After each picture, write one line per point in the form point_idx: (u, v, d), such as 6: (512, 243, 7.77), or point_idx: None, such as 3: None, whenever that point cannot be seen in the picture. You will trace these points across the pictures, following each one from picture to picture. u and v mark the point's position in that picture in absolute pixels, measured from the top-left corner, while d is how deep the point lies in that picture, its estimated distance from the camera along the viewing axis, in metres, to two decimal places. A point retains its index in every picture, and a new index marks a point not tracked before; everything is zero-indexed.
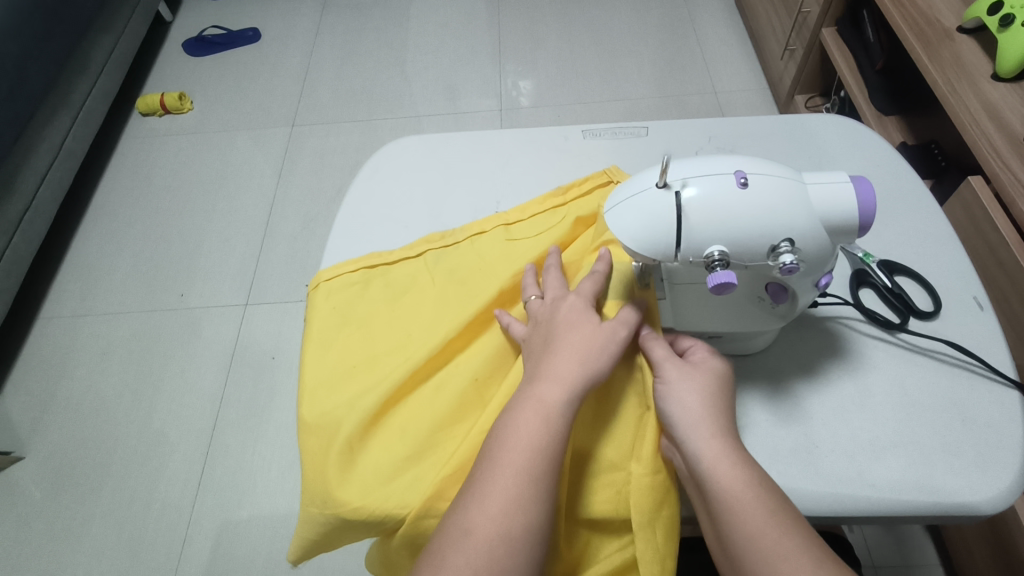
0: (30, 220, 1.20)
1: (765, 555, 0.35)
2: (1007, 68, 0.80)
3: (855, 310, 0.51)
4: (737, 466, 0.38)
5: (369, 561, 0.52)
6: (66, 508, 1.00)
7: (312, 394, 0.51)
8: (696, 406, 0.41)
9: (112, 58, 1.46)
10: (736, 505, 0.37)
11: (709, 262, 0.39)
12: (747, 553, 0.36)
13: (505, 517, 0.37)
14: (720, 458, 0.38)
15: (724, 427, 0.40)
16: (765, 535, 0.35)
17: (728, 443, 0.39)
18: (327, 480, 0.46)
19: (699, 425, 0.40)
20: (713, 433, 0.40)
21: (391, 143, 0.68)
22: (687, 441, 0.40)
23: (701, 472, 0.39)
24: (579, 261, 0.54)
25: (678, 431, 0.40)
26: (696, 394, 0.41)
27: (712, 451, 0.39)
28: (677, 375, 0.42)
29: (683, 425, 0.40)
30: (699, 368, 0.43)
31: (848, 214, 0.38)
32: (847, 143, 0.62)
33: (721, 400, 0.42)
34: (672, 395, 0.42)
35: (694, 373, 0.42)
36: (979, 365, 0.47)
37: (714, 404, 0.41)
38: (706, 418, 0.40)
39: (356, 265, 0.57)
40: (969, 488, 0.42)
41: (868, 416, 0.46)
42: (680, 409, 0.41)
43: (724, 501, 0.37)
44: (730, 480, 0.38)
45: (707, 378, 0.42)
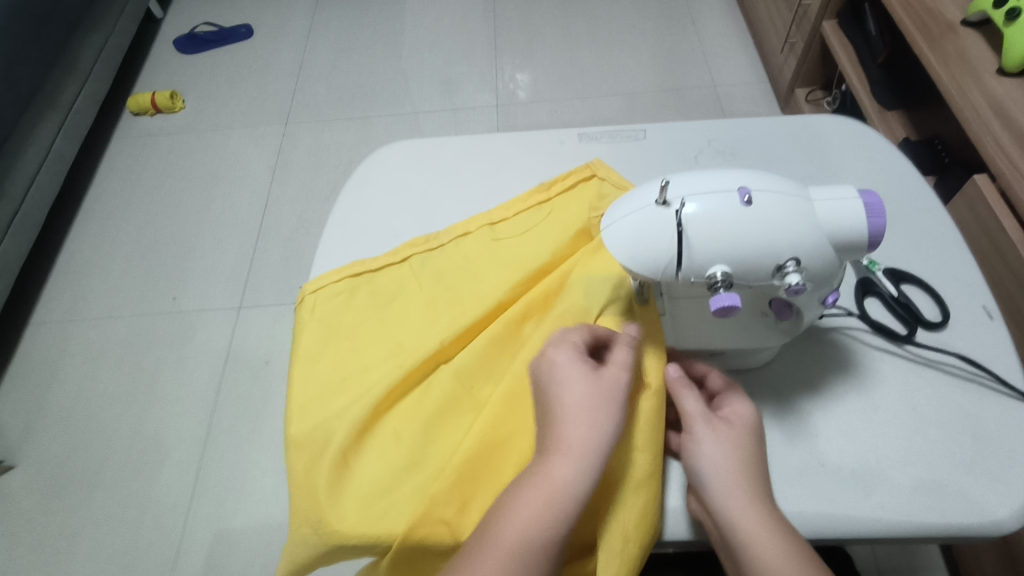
0: (20, 224, 1.18)
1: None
2: (1014, 62, 0.78)
3: (860, 321, 0.49)
4: (772, 538, 0.35)
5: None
6: (60, 517, 0.99)
7: (301, 408, 0.49)
8: (726, 466, 0.38)
9: (102, 56, 1.44)
10: None
11: (712, 283, 0.37)
12: None
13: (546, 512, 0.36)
14: (755, 529, 0.36)
15: (756, 491, 0.38)
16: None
17: (765, 514, 0.36)
18: (318, 501, 0.44)
19: (731, 488, 0.37)
20: (747, 497, 0.37)
21: (380, 149, 0.66)
22: (716, 507, 0.37)
23: (736, 542, 0.36)
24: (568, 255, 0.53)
25: (709, 496, 0.38)
26: (727, 455, 0.38)
27: (747, 520, 0.36)
28: (706, 433, 0.39)
29: (717, 491, 0.38)
30: (732, 424, 0.40)
31: (856, 231, 0.37)
32: (851, 145, 0.60)
33: (753, 461, 0.39)
34: (703, 456, 0.39)
35: (729, 432, 0.39)
36: (988, 377, 0.46)
37: (747, 467, 0.38)
38: (738, 480, 0.38)
39: (340, 275, 0.55)
40: (979, 508, 0.41)
41: (875, 432, 0.44)
42: (709, 471, 0.38)
43: None
44: (767, 553, 0.35)
45: (739, 432, 0.40)
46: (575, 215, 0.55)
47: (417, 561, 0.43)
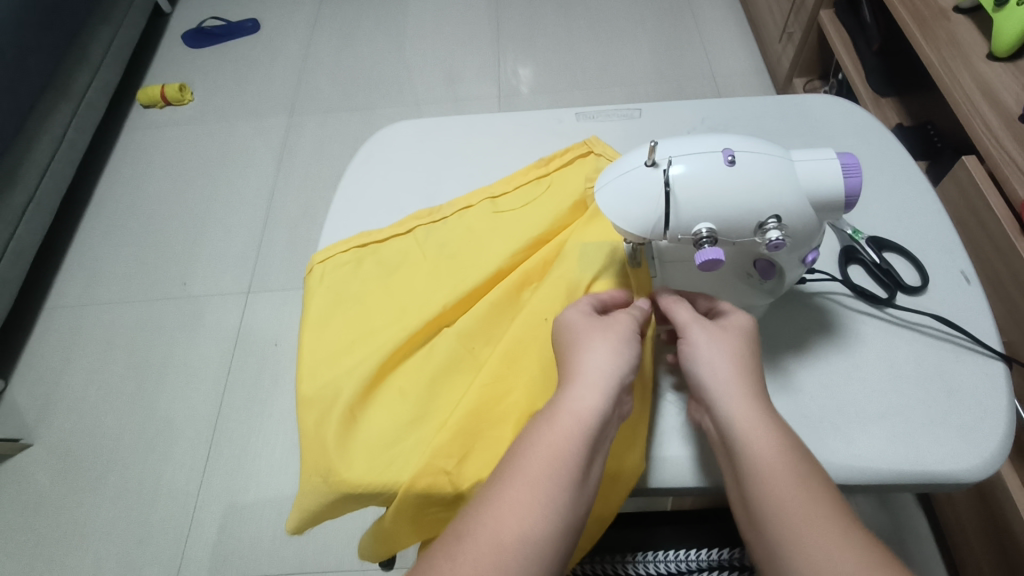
0: (33, 211, 1.21)
1: (793, 523, 0.34)
2: (1002, 48, 0.80)
3: (843, 286, 0.51)
4: (771, 434, 0.37)
5: (361, 545, 0.52)
6: (75, 494, 1.02)
7: (311, 368, 0.51)
8: (726, 369, 0.39)
9: (112, 50, 1.47)
10: (766, 473, 0.36)
11: (698, 239, 0.39)
12: (774, 531, 0.34)
13: (573, 440, 0.36)
14: (754, 425, 0.37)
15: (755, 391, 0.39)
16: (795, 502, 0.34)
17: (762, 409, 0.38)
18: (327, 453, 0.46)
19: (730, 389, 0.39)
20: (746, 395, 0.38)
21: (385, 128, 0.68)
22: (718, 406, 0.39)
23: (733, 435, 0.38)
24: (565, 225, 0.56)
25: (710, 396, 0.39)
26: (727, 358, 0.40)
27: (745, 417, 0.38)
28: (706, 338, 0.41)
29: (716, 391, 0.39)
30: (729, 331, 0.42)
31: (834, 190, 0.39)
32: (839, 122, 0.62)
33: (750, 362, 0.40)
34: (702, 359, 0.40)
35: (725, 335, 0.41)
36: (967, 339, 0.48)
37: (743, 368, 0.40)
38: (737, 381, 0.39)
39: (347, 246, 0.58)
40: (953, 458, 0.43)
41: (854, 388, 0.46)
42: (710, 372, 0.40)
43: (755, 470, 0.36)
44: (763, 447, 0.36)
45: (736, 339, 0.41)
46: (572, 188, 0.57)
47: (419, 512, 0.45)
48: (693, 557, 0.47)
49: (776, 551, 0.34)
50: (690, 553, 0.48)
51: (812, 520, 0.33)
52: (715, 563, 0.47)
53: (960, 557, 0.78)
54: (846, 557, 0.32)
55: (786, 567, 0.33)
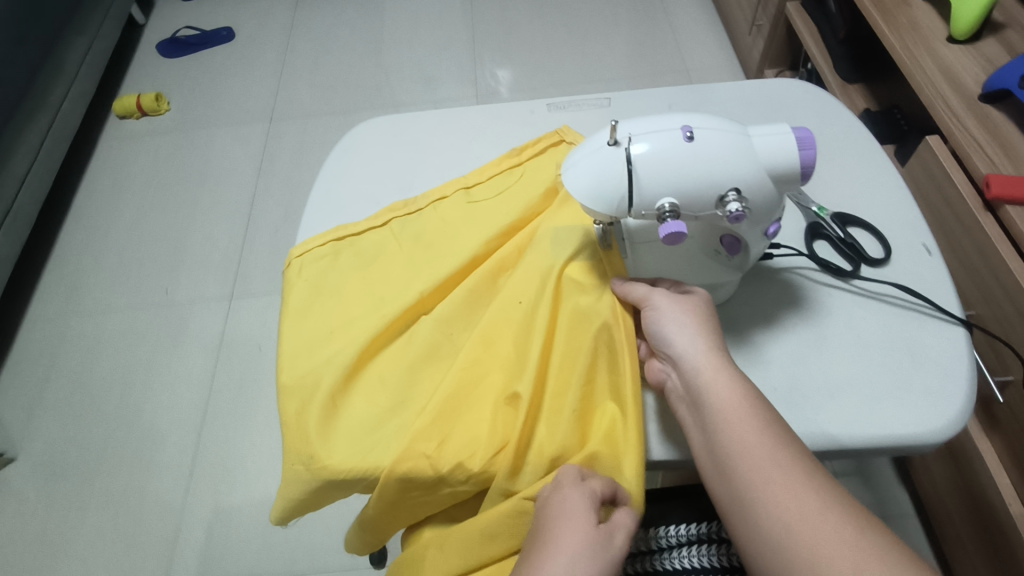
0: (10, 224, 1.21)
1: (755, 465, 0.36)
2: (961, 30, 0.82)
3: (809, 261, 0.53)
4: (733, 385, 0.39)
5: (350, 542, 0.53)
6: (60, 506, 1.01)
7: (292, 358, 0.52)
8: (692, 329, 0.42)
9: (87, 60, 1.47)
10: (728, 416, 0.38)
11: (661, 214, 0.40)
12: (738, 468, 0.37)
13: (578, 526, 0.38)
14: (717, 375, 0.40)
15: (718, 344, 0.42)
16: (757, 445, 0.37)
17: (726, 363, 0.41)
18: (310, 440, 0.47)
19: (696, 346, 0.41)
20: (710, 352, 0.41)
21: (360, 125, 0.69)
22: (685, 362, 0.41)
23: (698, 389, 0.40)
24: (539, 211, 0.56)
25: (678, 354, 0.42)
26: (691, 319, 0.43)
27: (709, 370, 0.40)
28: (669, 301, 0.44)
29: (684, 352, 0.42)
30: (689, 298, 0.45)
31: (790, 162, 0.40)
32: (803, 104, 0.64)
33: (711, 324, 0.43)
34: (667, 320, 0.43)
35: (689, 301, 0.44)
36: (929, 306, 0.49)
37: (705, 330, 0.42)
38: (703, 338, 0.42)
39: (324, 239, 0.59)
40: (918, 420, 0.44)
41: (823, 359, 0.48)
42: (676, 332, 0.43)
43: (718, 417, 0.39)
44: (726, 396, 0.39)
45: (695, 304, 0.44)
46: (544, 176, 0.58)
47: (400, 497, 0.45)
48: (675, 533, 0.48)
49: (739, 486, 0.36)
50: (670, 530, 0.48)
51: (774, 460, 0.36)
52: (694, 537, 0.47)
53: (940, 526, 0.80)
54: (807, 496, 0.35)
55: (752, 505, 0.35)
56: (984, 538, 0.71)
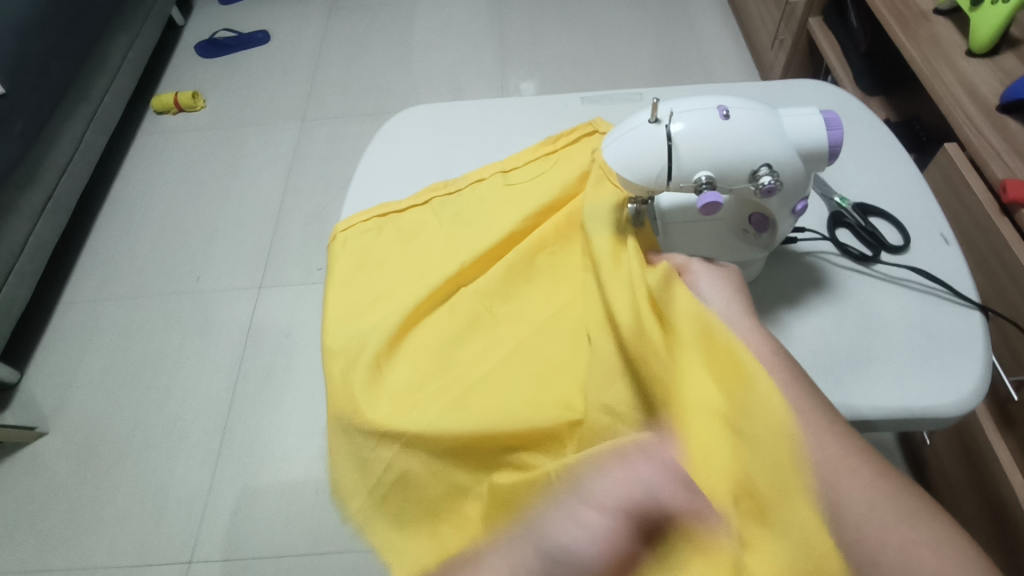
0: (52, 209, 1.25)
1: None
2: (979, 44, 0.85)
3: (831, 245, 0.55)
4: (762, 341, 0.43)
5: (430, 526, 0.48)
6: (90, 480, 1.04)
7: (338, 323, 0.55)
8: (726, 293, 0.46)
9: (129, 57, 1.53)
10: (759, 366, 0.42)
11: (698, 186, 0.43)
12: None
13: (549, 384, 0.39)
14: (748, 333, 0.43)
15: (748, 310, 0.46)
16: (784, 393, 0.40)
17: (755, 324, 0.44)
18: (355, 396, 0.50)
19: (730, 307, 0.45)
20: (742, 314, 0.45)
21: (401, 112, 0.73)
22: (718, 320, 0.45)
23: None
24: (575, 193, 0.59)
25: (712, 313, 0.46)
26: (724, 285, 0.47)
27: (741, 328, 0.44)
28: (706, 269, 0.48)
29: (718, 309, 0.45)
30: (724, 270, 0.49)
31: (817, 142, 0.43)
32: (826, 104, 0.67)
33: (743, 293, 0.47)
34: (704, 284, 0.47)
35: (722, 271, 0.48)
36: (946, 291, 0.52)
37: (737, 296, 0.47)
38: (735, 302, 0.46)
39: (368, 216, 0.62)
40: (934, 394, 0.47)
41: (846, 337, 0.50)
42: (711, 295, 0.46)
43: None
44: (756, 352, 0.43)
45: (729, 273, 0.48)
46: (578, 161, 0.62)
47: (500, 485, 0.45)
48: None
49: None
50: None
51: (800, 407, 0.40)
52: None
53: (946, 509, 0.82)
54: (829, 440, 0.38)
55: None
56: (992, 521, 0.73)
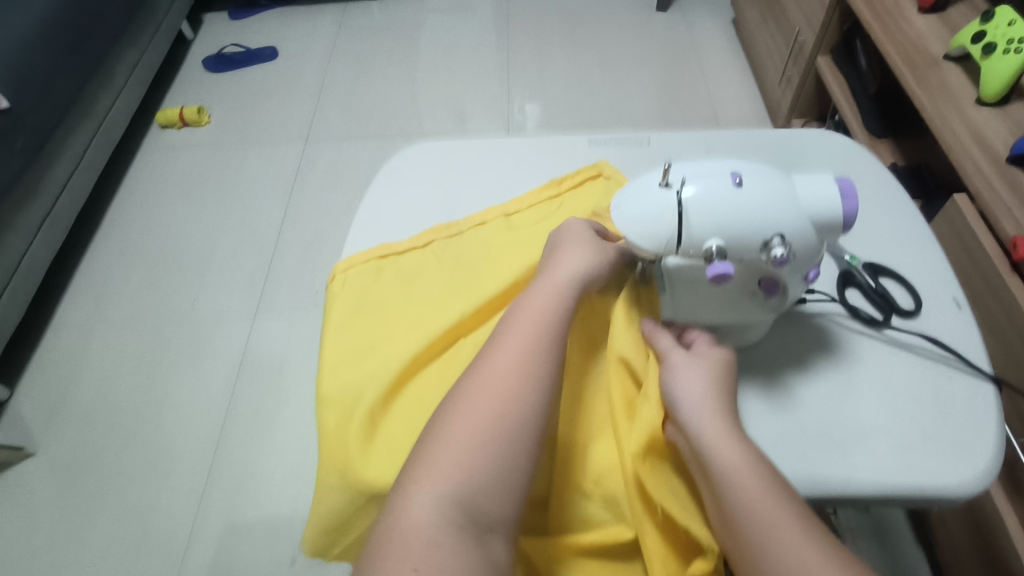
0: (50, 225, 1.25)
1: (762, 522, 0.39)
2: (991, 92, 0.85)
3: (841, 307, 0.54)
4: (735, 444, 0.42)
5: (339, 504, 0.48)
6: (75, 504, 1.03)
7: (332, 371, 0.53)
8: (701, 389, 0.45)
9: (135, 72, 1.52)
10: (733, 475, 0.40)
11: (708, 255, 0.42)
12: (745, 525, 0.39)
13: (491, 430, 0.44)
14: (721, 436, 0.42)
15: (723, 407, 0.44)
16: (761, 503, 0.39)
17: (727, 423, 0.43)
18: (349, 451, 0.49)
19: (702, 406, 0.44)
20: (715, 415, 0.43)
21: (406, 148, 0.71)
22: (690, 422, 0.44)
23: (701, 450, 0.42)
24: None
25: (684, 415, 0.44)
26: (699, 379, 0.45)
27: (713, 430, 0.42)
28: (683, 363, 0.46)
29: (688, 409, 0.44)
30: (703, 358, 0.47)
31: (831, 213, 0.43)
32: (837, 158, 0.66)
33: (723, 386, 0.45)
34: (679, 381, 0.46)
35: (699, 361, 0.46)
36: (958, 361, 0.50)
37: (715, 389, 0.45)
38: (709, 399, 0.44)
39: (368, 256, 0.61)
40: (944, 472, 0.45)
41: (854, 405, 0.49)
42: (684, 393, 0.45)
43: (722, 475, 0.41)
44: (729, 458, 0.41)
45: (710, 365, 0.46)
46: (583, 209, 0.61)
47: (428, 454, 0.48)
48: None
49: (747, 542, 0.39)
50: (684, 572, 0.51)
51: (778, 517, 0.39)
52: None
53: (948, 572, 0.79)
54: (813, 554, 0.37)
55: (764, 565, 0.38)
56: None
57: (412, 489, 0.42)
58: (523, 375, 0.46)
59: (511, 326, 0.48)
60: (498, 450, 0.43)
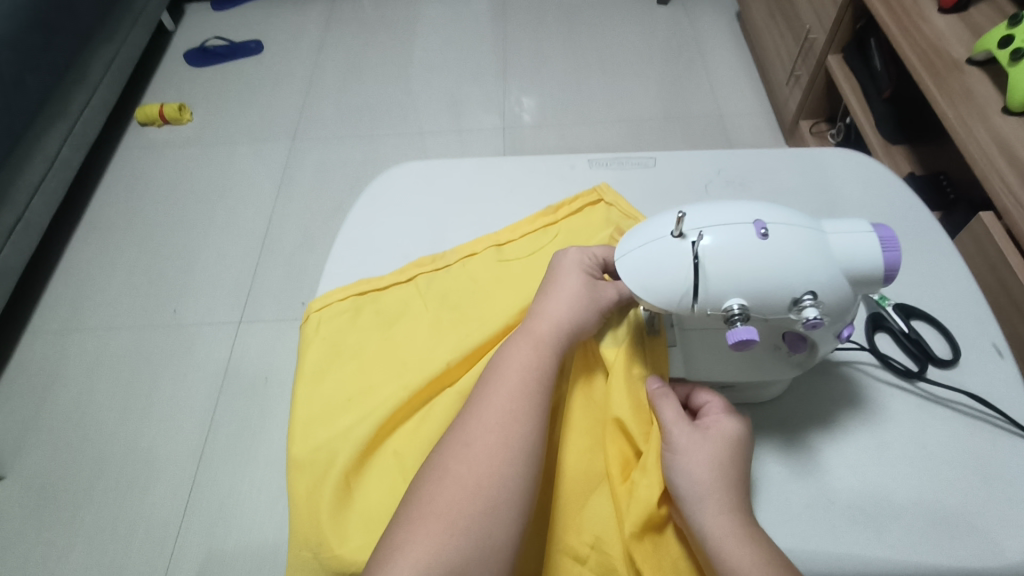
0: (22, 231, 1.18)
1: None
2: (1019, 101, 0.79)
3: (870, 355, 0.49)
4: (744, 543, 0.37)
5: None
6: (47, 531, 0.97)
7: (304, 428, 0.48)
8: (705, 475, 0.39)
9: (112, 68, 1.45)
10: None
11: (729, 316, 0.37)
12: None
13: (471, 509, 0.37)
14: (726, 535, 0.37)
15: (731, 497, 0.39)
16: None
17: (736, 518, 0.38)
18: (320, 524, 0.43)
19: (706, 498, 0.38)
20: (719, 508, 0.38)
21: (390, 169, 0.66)
22: (693, 516, 0.38)
23: (707, 546, 0.37)
24: None
25: (687, 507, 0.39)
26: (705, 463, 0.39)
27: (719, 528, 0.37)
28: (686, 443, 0.40)
29: (691, 501, 0.39)
30: (711, 435, 0.41)
31: (871, 265, 0.37)
32: (860, 180, 0.60)
33: (732, 469, 0.40)
34: (681, 466, 0.40)
35: (705, 440, 0.41)
36: (1001, 419, 0.45)
37: (722, 475, 0.39)
38: (714, 489, 0.39)
39: (345, 293, 0.55)
40: (992, 552, 0.40)
41: (886, 470, 0.44)
42: (687, 480, 0.39)
43: None
44: (738, 560, 0.36)
45: (717, 444, 0.40)
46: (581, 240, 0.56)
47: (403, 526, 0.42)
48: None
49: None
50: None
51: None
52: None
53: None
54: None
55: None
56: None
57: (391, 561, 0.36)
58: (510, 443, 0.39)
59: (500, 367, 0.43)
60: (493, 509, 0.37)
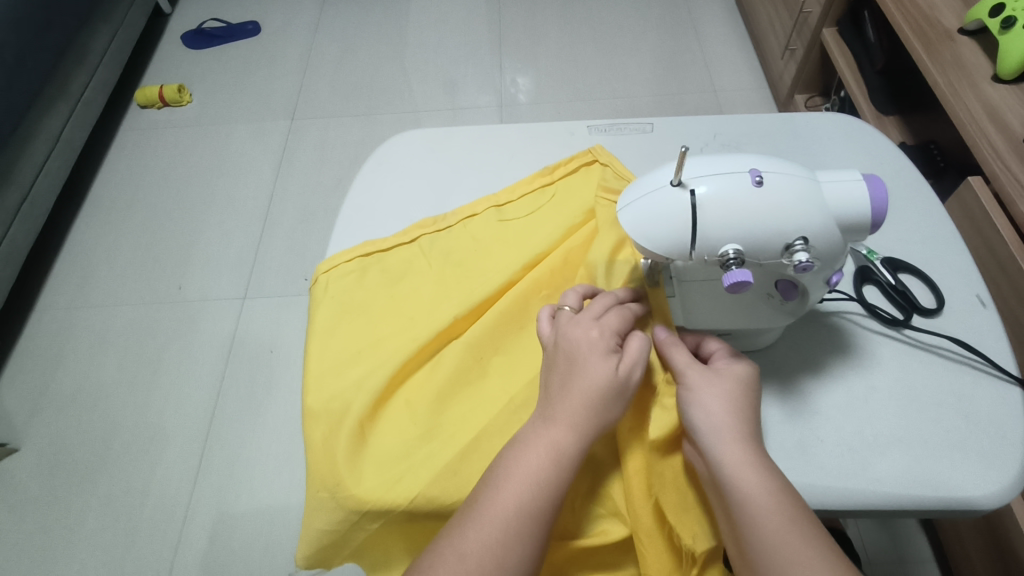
0: (28, 210, 1.19)
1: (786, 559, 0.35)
2: (1008, 68, 0.80)
3: (858, 306, 0.51)
4: (757, 471, 0.39)
5: (321, 523, 0.45)
6: (61, 499, 0.99)
7: (317, 380, 0.50)
8: (721, 412, 0.41)
9: (111, 48, 1.45)
10: (755, 508, 0.37)
11: (725, 260, 0.39)
12: (764, 558, 0.36)
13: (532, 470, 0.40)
14: (741, 464, 0.39)
15: (745, 431, 0.41)
16: (787, 541, 0.36)
17: (749, 450, 0.40)
18: (337, 467, 0.45)
19: (721, 431, 0.40)
20: (732, 441, 0.40)
21: (394, 136, 0.67)
22: (707, 448, 0.40)
23: (723, 479, 0.39)
24: (572, 234, 0.55)
25: (702, 440, 0.41)
26: (719, 400, 0.41)
27: (734, 458, 0.39)
28: (702, 382, 0.43)
29: (707, 435, 0.41)
30: (723, 375, 0.43)
31: (860, 212, 0.39)
32: (851, 142, 0.62)
33: (746, 408, 0.42)
34: (698, 403, 0.42)
35: (719, 381, 0.43)
36: (984, 363, 0.48)
37: (737, 412, 0.41)
38: (729, 423, 0.41)
39: (351, 255, 0.57)
40: (972, 483, 0.43)
41: (874, 411, 0.46)
42: (703, 416, 0.41)
43: (743, 506, 0.38)
44: (754, 489, 0.38)
45: (731, 384, 0.42)
46: (577, 198, 0.58)
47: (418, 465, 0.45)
48: None
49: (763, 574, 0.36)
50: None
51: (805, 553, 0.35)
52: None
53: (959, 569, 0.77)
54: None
55: None
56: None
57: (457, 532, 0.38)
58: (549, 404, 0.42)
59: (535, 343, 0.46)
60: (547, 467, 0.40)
